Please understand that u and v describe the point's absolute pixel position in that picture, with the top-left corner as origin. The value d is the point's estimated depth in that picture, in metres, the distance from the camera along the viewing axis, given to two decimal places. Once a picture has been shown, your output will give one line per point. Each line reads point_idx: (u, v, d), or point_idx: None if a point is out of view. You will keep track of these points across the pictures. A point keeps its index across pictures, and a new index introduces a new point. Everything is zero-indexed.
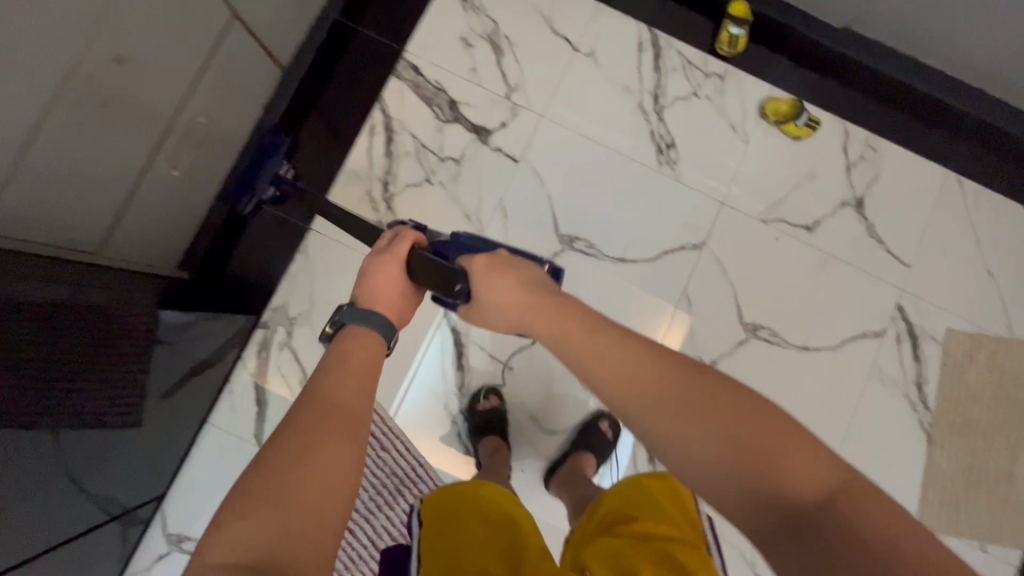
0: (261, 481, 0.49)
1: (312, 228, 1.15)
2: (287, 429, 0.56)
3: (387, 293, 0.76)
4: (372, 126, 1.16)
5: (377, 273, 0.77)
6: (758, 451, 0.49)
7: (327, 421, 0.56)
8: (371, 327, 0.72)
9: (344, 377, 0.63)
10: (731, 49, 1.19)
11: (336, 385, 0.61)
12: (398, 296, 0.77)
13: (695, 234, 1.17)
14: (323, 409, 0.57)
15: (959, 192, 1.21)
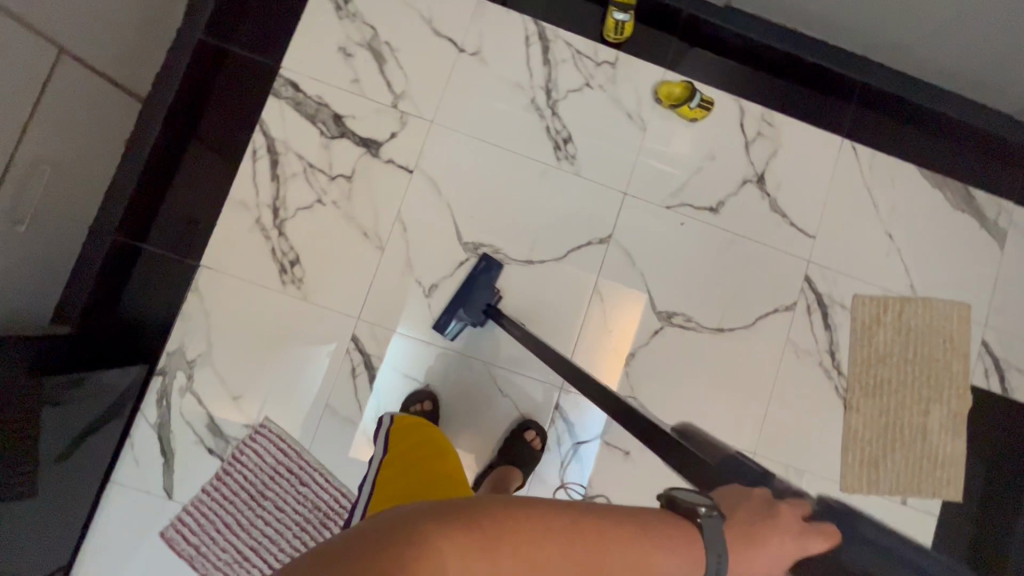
0: (493, 536, 0.43)
1: (201, 263, 1.08)
2: (542, 513, 0.47)
3: (780, 559, 0.54)
4: (253, 150, 1.11)
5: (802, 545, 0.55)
6: None
7: (579, 551, 0.46)
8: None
9: (643, 541, 0.49)
10: (618, 35, 1.16)
11: (650, 545, 0.50)
12: (775, 562, 0.55)
13: (601, 228, 1.16)
14: (599, 549, 0.47)
15: (854, 159, 1.23)
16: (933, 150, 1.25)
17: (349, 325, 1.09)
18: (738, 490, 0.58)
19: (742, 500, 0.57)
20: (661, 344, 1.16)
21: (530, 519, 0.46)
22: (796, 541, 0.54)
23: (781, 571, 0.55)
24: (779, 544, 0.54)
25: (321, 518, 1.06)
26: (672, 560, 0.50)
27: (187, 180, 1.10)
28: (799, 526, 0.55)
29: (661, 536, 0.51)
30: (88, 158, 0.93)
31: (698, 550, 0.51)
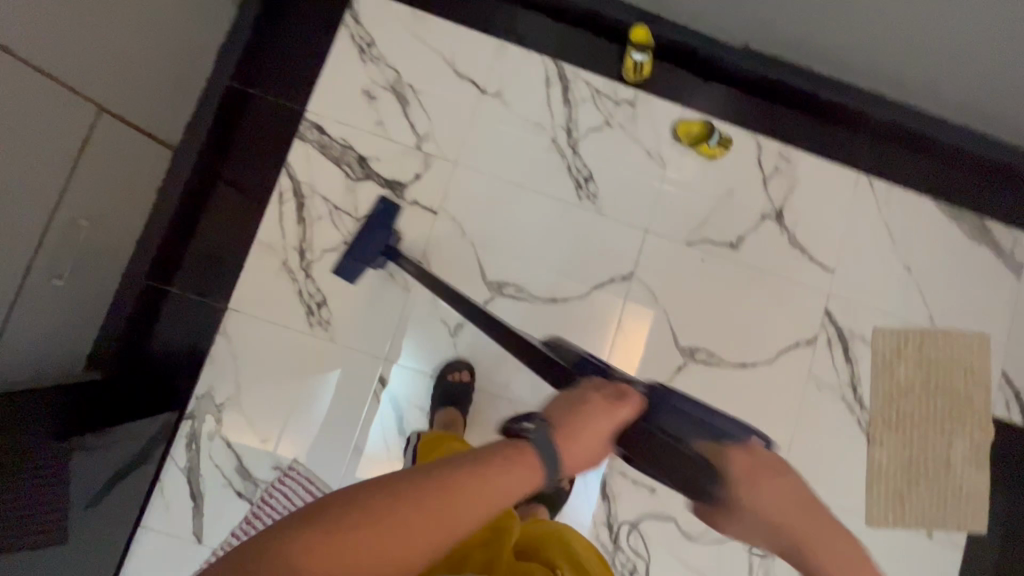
0: (343, 519, 0.44)
1: (230, 307, 1.09)
2: (404, 489, 0.47)
3: (587, 443, 0.58)
4: (280, 193, 1.12)
5: (585, 434, 0.58)
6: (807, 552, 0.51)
7: (430, 505, 0.46)
8: (544, 475, 0.53)
9: (481, 479, 0.49)
10: (636, 76, 1.19)
11: (487, 479, 0.50)
12: (598, 438, 0.59)
13: (623, 265, 1.17)
14: (448, 493, 0.47)
15: (871, 192, 1.24)
16: (948, 183, 1.27)
17: (376, 365, 1.10)
18: (575, 389, 0.64)
19: (586, 391, 0.63)
20: (685, 380, 1.17)
21: (378, 496, 0.46)
22: (768, 479, 0.53)
23: (579, 454, 0.58)
24: (592, 412, 0.60)
25: None
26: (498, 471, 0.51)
27: (213, 224, 1.11)
28: (604, 397, 0.62)
29: (504, 457, 0.53)
30: (123, 208, 0.95)
31: (531, 457, 0.54)
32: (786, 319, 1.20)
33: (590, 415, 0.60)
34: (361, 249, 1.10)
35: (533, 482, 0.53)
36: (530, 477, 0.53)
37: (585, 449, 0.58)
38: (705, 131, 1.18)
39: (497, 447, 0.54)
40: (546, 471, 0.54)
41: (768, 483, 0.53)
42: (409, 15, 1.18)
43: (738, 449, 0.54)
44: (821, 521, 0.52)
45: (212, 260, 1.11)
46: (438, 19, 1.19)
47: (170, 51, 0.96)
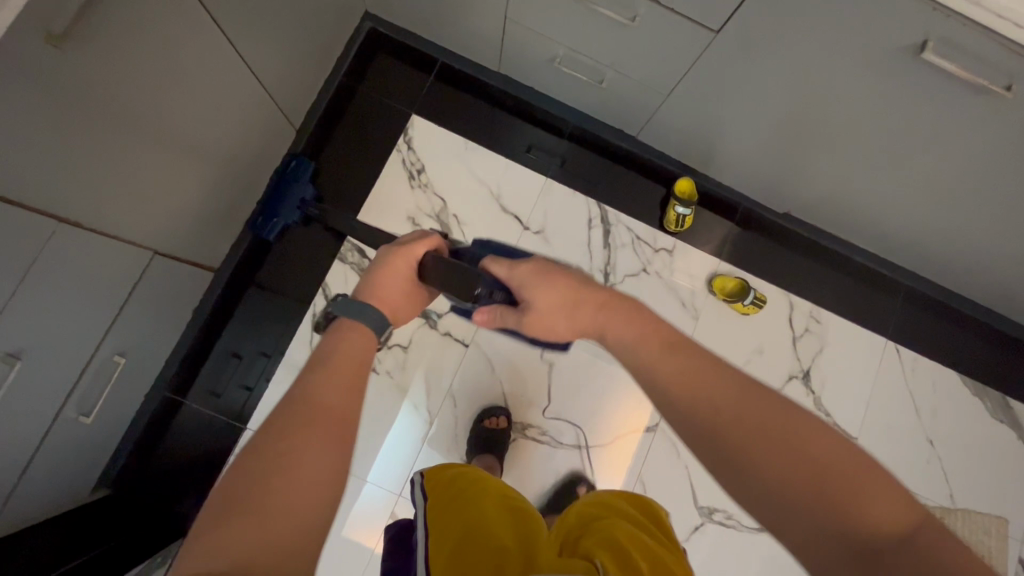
0: (247, 478, 0.36)
1: (248, 427, 1.07)
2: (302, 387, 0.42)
3: (395, 280, 0.59)
4: (314, 313, 1.12)
5: (387, 271, 0.59)
6: (789, 440, 0.40)
7: (267, 455, 0.37)
8: (370, 322, 0.52)
9: (339, 369, 0.45)
10: (678, 227, 1.21)
11: (321, 389, 0.42)
12: (406, 292, 0.60)
13: (648, 416, 1.17)
14: (315, 406, 0.41)
15: (897, 359, 1.25)
16: (974, 357, 1.28)
17: (389, 501, 1.07)
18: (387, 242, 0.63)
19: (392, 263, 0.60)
20: (701, 541, 1.14)
21: (230, 476, 0.37)
22: (558, 284, 0.56)
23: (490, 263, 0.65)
24: (412, 240, 0.62)
25: None
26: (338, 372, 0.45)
27: (240, 333, 1.11)
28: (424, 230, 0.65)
29: (341, 333, 0.50)
30: (156, 333, 0.93)
31: (360, 313, 0.52)
32: None
33: (384, 263, 0.60)
34: (277, 209, 1.11)
35: (378, 343, 0.51)
36: (370, 336, 0.51)
37: (389, 285, 0.58)
38: (740, 289, 1.20)
39: (324, 337, 0.49)
40: (379, 322, 0.52)
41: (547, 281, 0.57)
42: (462, 145, 1.21)
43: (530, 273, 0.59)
44: (804, 451, 0.40)
45: (231, 360, 1.10)
46: (489, 152, 1.22)
47: (223, 181, 0.95)
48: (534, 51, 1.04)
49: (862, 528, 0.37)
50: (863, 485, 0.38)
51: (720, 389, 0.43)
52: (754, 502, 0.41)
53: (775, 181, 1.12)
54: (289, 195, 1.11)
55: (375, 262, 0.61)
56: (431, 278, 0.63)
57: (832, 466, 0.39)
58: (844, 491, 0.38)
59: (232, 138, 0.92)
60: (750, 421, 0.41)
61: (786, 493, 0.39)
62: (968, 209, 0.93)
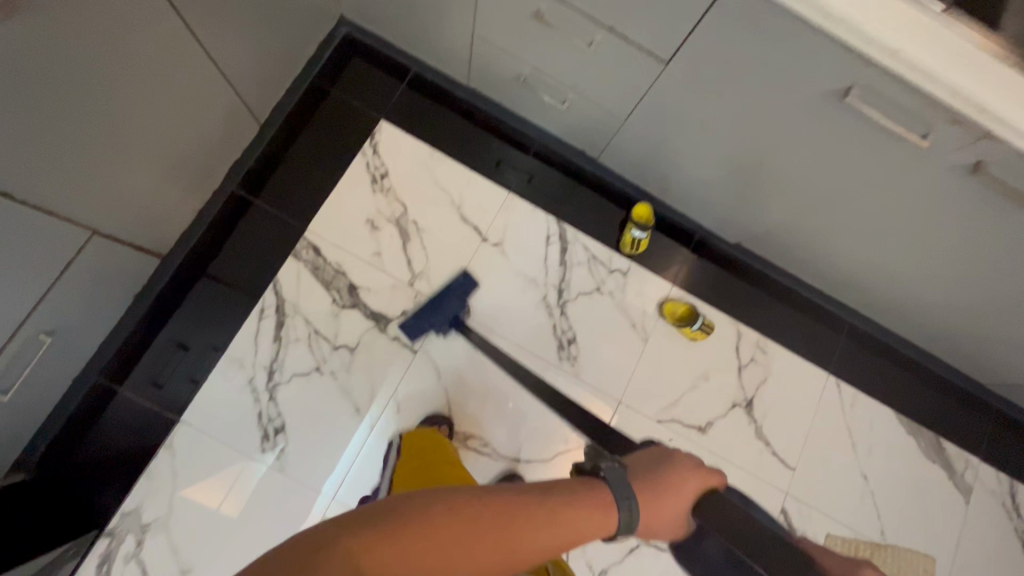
0: (447, 528, 0.45)
1: (181, 419, 1.05)
2: (522, 494, 0.51)
3: (672, 504, 0.59)
4: (262, 308, 1.10)
5: (669, 489, 0.60)
6: None
7: (470, 527, 0.46)
8: (618, 506, 0.55)
9: (556, 515, 0.50)
10: (633, 249, 1.24)
11: (533, 523, 0.49)
12: (679, 512, 0.59)
13: None
14: (513, 520, 0.48)
15: (837, 394, 1.29)
16: (912, 397, 1.32)
17: (321, 504, 1.05)
18: (654, 453, 0.66)
19: (648, 464, 0.64)
20: (635, 563, 1.14)
21: (444, 504, 0.46)
22: None
23: (728, 503, 0.60)
24: (711, 468, 0.64)
25: None
26: (566, 522, 0.50)
27: (184, 323, 1.09)
28: (698, 459, 0.64)
29: (584, 488, 0.55)
30: (90, 316, 0.91)
31: (616, 492, 0.56)
32: None
33: (676, 473, 0.62)
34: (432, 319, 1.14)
35: (608, 521, 0.53)
36: (614, 515, 0.54)
37: (668, 503, 0.59)
38: (689, 315, 1.23)
39: (579, 483, 0.56)
40: (626, 513, 0.55)
41: None
42: (427, 154, 1.23)
43: (853, 561, 0.52)
44: None
45: (174, 350, 1.08)
46: (454, 163, 1.23)
47: (178, 169, 0.95)
48: (501, 68, 1.06)
49: None
50: None
51: None
52: None
53: (727, 212, 1.16)
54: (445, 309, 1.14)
55: (631, 470, 0.63)
56: (704, 512, 0.59)
57: None
58: None
59: (190, 127, 0.92)
60: None
61: None
62: (899, 250, 0.98)
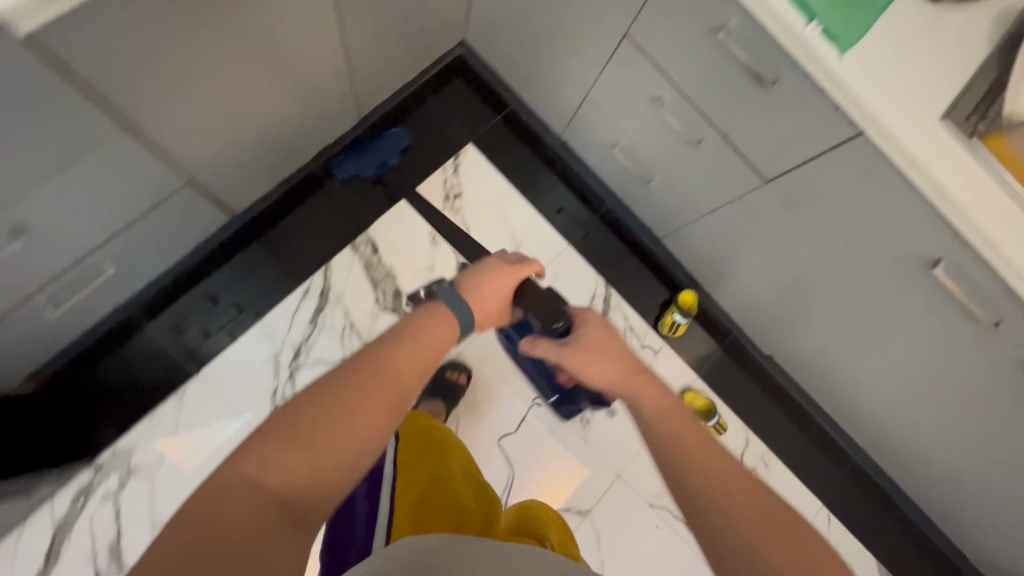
0: (318, 419, 0.47)
1: (199, 373, 1.05)
2: (375, 350, 0.55)
3: (498, 295, 0.71)
4: (307, 288, 1.12)
5: (494, 288, 0.71)
6: (671, 441, 0.57)
7: (340, 401, 0.49)
8: (460, 319, 0.65)
9: (416, 347, 0.57)
10: (671, 331, 1.26)
11: (398, 361, 0.54)
12: (505, 300, 0.73)
13: (584, 499, 1.17)
14: (385, 372, 0.53)
15: (826, 528, 1.29)
16: (895, 550, 1.32)
17: None
18: (479, 263, 0.72)
19: (481, 273, 0.70)
20: None
21: (311, 401, 0.48)
22: (602, 362, 0.67)
23: (534, 286, 0.75)
24: (518, 266, 0.73)
25: None
26: (419, 351, 0.57)
27: (228, 280, 1.10)
28: (514, 257, 0.74)
29: (415, 318, 0.61)
30: (154, 254, 0.92)
31: (454, 310, 0.65)
32: None
33: (497, 274, 0.71)
34: (358, 159, 1.16)
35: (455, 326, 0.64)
36: (453, 325, 0.64)
37: (493, 299, 0.71)
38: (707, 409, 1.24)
39: (416, 311, 0.62)
40: (465, 322, 0.66)
41: (592, 356, 0.68)
42: (502, 187, 1.26)
43: (596, 325, 0.72)
44: (683, 464, 0.55)
45: (205, 298, 1.08)
46: (526, 203, 1.27)
47: (283, 142, 0.98)
48: (601, 133, 1.11)
49: (694, 468, 0.54)
50: (731, 482, 0.53)
51: (689, 432, 0.57)
52: (664, 460, 0.57)
53: (770, 326, 1.19)
54: (373, 154, 1.17)
55: (459, 280, 0.70)
56: (525, 297, 0.75)
57: (705, 455, 0.55)
58: (697, 456, 0.55)
59: (307, 108, 0.96)
60: (688, 435, 0.57)
61: (689, 464, 0.55)
62: (929, 414, 1.00)
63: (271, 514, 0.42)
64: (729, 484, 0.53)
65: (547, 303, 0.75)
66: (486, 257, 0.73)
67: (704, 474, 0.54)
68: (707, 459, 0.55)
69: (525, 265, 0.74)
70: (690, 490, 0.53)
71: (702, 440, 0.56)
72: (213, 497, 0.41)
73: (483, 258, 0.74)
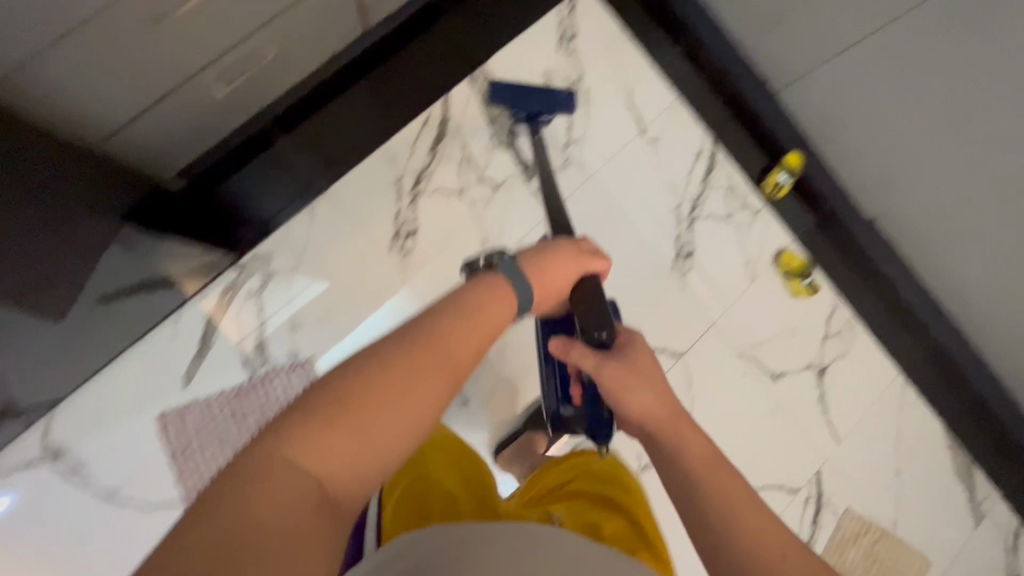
0: (360, 395, 0.50)
1: (328, 190, 1.09)
2: (428, 322, 0.57)
3: (557, 279, 0.76)
4: (427, 117, 1.13)
5: (557, 271, 0.76)
6: (706, 492, 0.63)
7: (387, 377, 0.51)
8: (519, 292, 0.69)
9: (466, 323, 0.59)
10: (771, 192, 1.28)
11: (445, 339, 0.56)
12: (561, 289, 0.77)
13: (678, 344, 1.22)
14: (430, 341, 0.55)
15: (902, 393, 1.33)
16: (964, 420, 1.37)
17: None
18: (546, 244, 0.78)
19: (547, 255, 0.76)
20: None
21: (361, 371, 0.51)
22: (641, 394, 0.70)
23: (597, 284, 0.80)
24: (588, 257, 0.80)
25: (259, 424, 1.02)
26: (462, 330, 0.59)
27: (352, 104, 1.10)
28: (578, 250, 0.79)
29: (479, 291, 0.65)
30: (298, 54, 0.96)
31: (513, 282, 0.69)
32: (780, 462, 1.25)
33: (563, 261, 0.77)
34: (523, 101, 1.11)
35: (510, 301, 0.67)
36: (513, 304, 0.67)
37: (552, 282, 0.75)
38: (802, 270, 1.27)
39: (479, 283, 0.66)
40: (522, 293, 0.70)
41: (630, 388, 0.71)
42: (616, 34, 1.24)
43: (641, 348, 0.75)
44: (721, 514, 0.61)
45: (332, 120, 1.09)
46: (638, 52, 1.25)
47: None
48: None
49: (734, 523, 0.61)
50: (768, 535, 0.60)
51: (733, 487, 0.63)
52: (699, 522, 0.62)
53: None
54: (544, 98, 1.12)
55: (524, 257, 0.75)
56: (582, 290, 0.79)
57: (745, 508, 0.62)
58: (735, 509, 0.62)
59: None
60: (725, 486, 0.63)
61: (732, 522, 0.61)
62: None
63: (307, 499, 0.45)
64: (764, 531, 0.60)
65: (596, 304, 0.78)
66: (552, 244, 0.79)
67: (743, 526, 0.60)
68: (744, 513, 0.61)
69: (588, 259, 0.80)
70: (722, 543, 0.60)
71: (739, 489, 0.63)
72: (257, 472, 0.44)
73: (550, 240, 0.81)
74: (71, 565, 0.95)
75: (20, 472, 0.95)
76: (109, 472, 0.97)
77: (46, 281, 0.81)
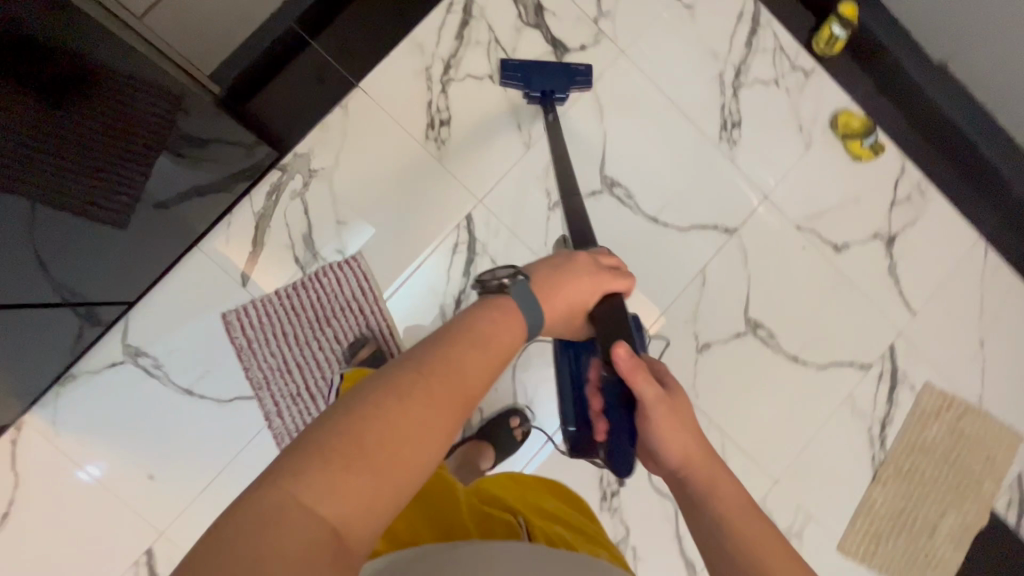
0: (367, 430, 0.45)
1: (359, 86, 1.09)
2: (435, 348, 0.54)
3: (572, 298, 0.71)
4: (451, 3, 1.10)
5: (573, 288, 0.71)
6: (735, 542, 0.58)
7: (393, 408, 0.47)
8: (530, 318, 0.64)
9: (477, 348, 0.56)
10: (826, 48, 1.17)
11: (458, 365, 0.53)
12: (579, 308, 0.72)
13: (730, 219, 1.16)
14: (444, 367, 0.52)
15: (983, 258, 1.23)
16: None
17: (468, 204, 1.09)
18: (562, 260, 0.74)
19: (562, 272, 0.72)
20: (737, 348, 1.16)
21: (370, 401, 0.47)
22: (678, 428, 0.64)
23: (620, 303, 0.75)
24: (609, 275, 0.75)
25: (316, 318, 1.06)
26: (474, 355, 0.55)
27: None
28: (596, 267, 0.74)
29: (493, 309, 0.62)
30: None
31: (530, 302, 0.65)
32: (849, 337, 1.19)
33: (580, 277, 0.72)
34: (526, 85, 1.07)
35: (523, 327, 0.62)
36: (525, 328, 0.63)
37: (568, 301, 0.70)
38: (864, 130, 1.18)
39: (494, 301, 0.63)
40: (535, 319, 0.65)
41: (671, 422, 0.64)
42: None
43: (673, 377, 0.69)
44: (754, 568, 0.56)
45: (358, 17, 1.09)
46: None
47: None
48: None
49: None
50: None
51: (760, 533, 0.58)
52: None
53: None
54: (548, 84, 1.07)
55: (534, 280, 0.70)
56: (602, 309, 0.74)
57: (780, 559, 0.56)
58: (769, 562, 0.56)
59: None
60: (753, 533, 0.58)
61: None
62: None
63: (316, 551, 0.39)
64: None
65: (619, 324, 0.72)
66: (566, 261, 0.73)
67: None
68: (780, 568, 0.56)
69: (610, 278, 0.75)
70: None
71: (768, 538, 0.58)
72: (251, 521, 0.38)
73: (565, 255, 0.75)
74: (162, 455, 1.03)
75: (106, 371, 1.02)
76: (185, 371, 1.03)
77: (113, 200, 0.82)
